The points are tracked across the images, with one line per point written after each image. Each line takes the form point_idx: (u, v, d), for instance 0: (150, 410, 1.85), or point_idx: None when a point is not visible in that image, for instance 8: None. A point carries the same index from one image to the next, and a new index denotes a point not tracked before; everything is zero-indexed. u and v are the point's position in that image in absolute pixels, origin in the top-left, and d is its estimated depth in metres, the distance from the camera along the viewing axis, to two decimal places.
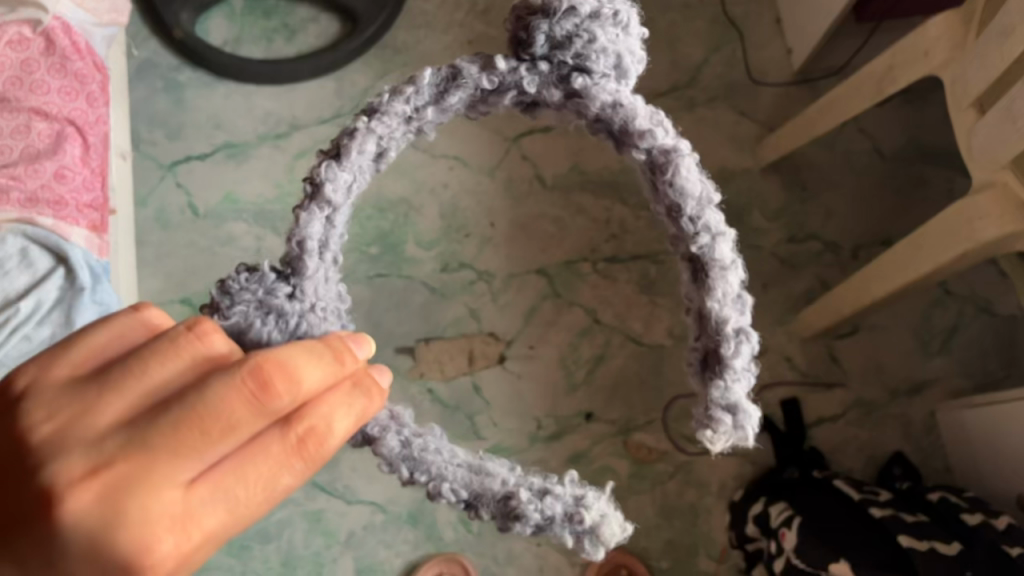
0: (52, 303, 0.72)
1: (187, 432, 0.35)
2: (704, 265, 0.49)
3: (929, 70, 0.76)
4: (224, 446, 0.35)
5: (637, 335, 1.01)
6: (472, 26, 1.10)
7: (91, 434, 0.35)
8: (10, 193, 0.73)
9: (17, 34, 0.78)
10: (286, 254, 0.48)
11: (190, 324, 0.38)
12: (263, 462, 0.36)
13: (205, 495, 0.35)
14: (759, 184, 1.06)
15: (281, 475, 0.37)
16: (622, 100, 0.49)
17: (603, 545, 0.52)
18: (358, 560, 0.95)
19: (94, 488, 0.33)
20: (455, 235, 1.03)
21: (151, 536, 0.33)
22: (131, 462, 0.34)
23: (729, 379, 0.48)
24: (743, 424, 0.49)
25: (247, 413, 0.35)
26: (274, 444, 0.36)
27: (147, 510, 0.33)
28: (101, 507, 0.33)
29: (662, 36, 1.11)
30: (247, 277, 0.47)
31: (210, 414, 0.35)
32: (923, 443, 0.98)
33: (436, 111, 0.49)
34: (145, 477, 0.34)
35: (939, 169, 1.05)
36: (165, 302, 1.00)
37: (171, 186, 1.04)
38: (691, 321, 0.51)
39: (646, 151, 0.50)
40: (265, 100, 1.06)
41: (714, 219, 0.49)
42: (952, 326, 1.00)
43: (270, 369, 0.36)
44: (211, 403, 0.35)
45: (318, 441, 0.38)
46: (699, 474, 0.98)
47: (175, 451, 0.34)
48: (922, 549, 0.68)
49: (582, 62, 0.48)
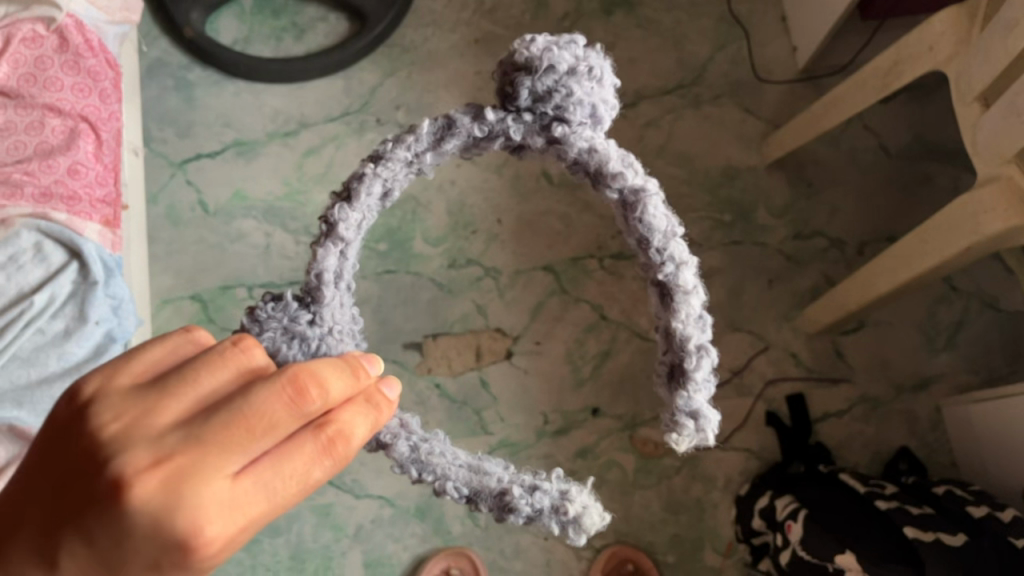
0: (65, 297, 0.74)
1: (234, 430, 0.35)
2: (669, 290, 0.53)
3: (933, 65, 0.76)
4: (271, 442, 0.36)
5: (643, 330, 1.02)
6: (479, 25, 1.11)
7: (146, 430, 0.36)
8: (25, 188, 0.74)
9: (31, 31, 0.79)
10: (305, 284, 0.53)
11: (233, 340, 0.40)
12: (298, 460, 0.37)
13: (248, 486, 0.35)
14: (765, 180, 1.07)
15: (314, 471, 0.37)
16: (596, 146, 0.53)
17: (587, 533, 0.53)
18: (366, 554, 0.96)
19: (156, 477, 0.34)
20: (463, 232, 1.04)
21: (200, 519, 0.34)
22: (189, 455, 0.35)
23: (692, 389, 0.52)
24: (705, 429, 0.52)
25: (286, 413, 0.37)
26: (310, 444, 0.37)
27: (199, 496, 0.34)
28: (157, 492, 0.34)
29: (668, 34, 1.11)
30: (273, 306, 0.53)
31: (256, 414, 0.36)
32: (928, 439, 0.98)
33: (434, 156, 0.54)
34: (196, 465, 0.34)
35: (944, 165, 1.05)
36: (176, 298, 1.01)
37: (181, 183, 1.05)
38: (660, 337, 0.55)
39: (618, 190, 0.53)
40: (275, 98, 1.07)
41: (679, 248, 0.53)
42: (958, 322, 1.01)
43: (304, 376, 0.38)
44: (257, 404, 0.36)
45: (345, 442, 0.39)
46: (705, 469, 0.98)
47: (224, 445, 0.35)
48: (927, 540, 0.69)
49: (561, 113, 0.52)
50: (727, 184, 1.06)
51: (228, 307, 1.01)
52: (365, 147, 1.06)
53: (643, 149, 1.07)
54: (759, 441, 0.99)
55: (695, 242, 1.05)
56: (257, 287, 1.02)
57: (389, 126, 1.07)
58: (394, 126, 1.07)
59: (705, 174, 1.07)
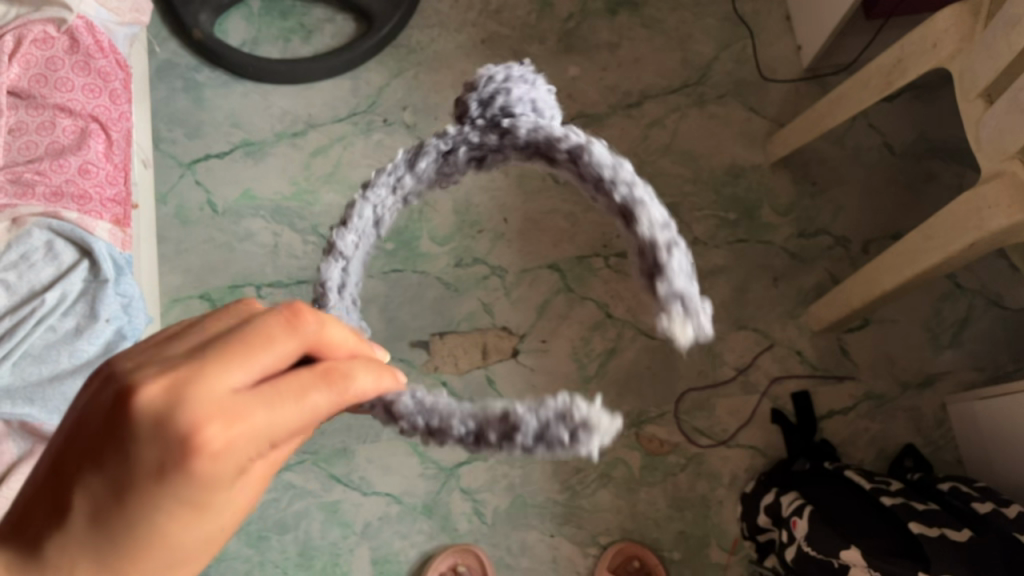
0: (76, 295, 0.75)
1: (235, 346, 0.36)
2: (630, 208, 0.49)
3: (937, 62, 0.77)
4: (270, 357, 0.37)
5: (648, 328, 1.02)
6: (485, 25, 1.12)
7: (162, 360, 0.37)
8: (36, 188, 0.75)
9: (43, 33, 0.80)
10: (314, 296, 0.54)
11: (242, 301, 0.41)
12: (296, 379, 0.37)
13: (249, 396, 0.35)
14: (770, 179, 1.07)
15: (315, 394, 0.37)
16: (541, 125, 0.51)
17: (604, 440, 0.44)
18: (373, 551, 0.97)
19: (158, 388, 0.35)
20: (469, 231, 1.05)
21: (198, 419, 0.34)
22: (191, 367, 0.35)
23: (668, 275, 0.47)
24: (693, 308, 0.47)
25: (287, 335, 0.37)
26: (300, 366, 0.37)
27: (197, 397, 0.34)
28: (161, 397, 0.34)
29: (673, 34, 1.12)
30: None
31: (257, 334, 0.37)
32: (934, 436, 0.98)
33: (414, 178, 0.54)
34: (197, 374, 0.35)
35: (949, 163, 1.05)
36: (185, 297, 1.02)
37: (190, 183, 1.06)
38: (635, 261, 0.50)
39: (567, 150, 0.51)
40: (282, 99, 1.08)
41: (629, 172, 0.50)
42: (963, 319, 1.01)
43: (306, 309, 0.39)
44: (254, 327, 0.37)
45: (347, 376, 0.38)
46: (710, 466, 0.99)
47: (228, 358, 0.36)
48: (933, 536, 0.70)
49: (507, 111, 0.51)
50: (732, 183, 1.07)
51: None
52: (371, 147, 1.07)
53: (648, 148, 1.08)
54: (764, 438, 1.00)
55: (700, 241, 1.05)
56: (265, 285, 1.02)
57: (396, 125, 1.08)
58: (400, 126, 1.08)
59: (710, 173, 1.07)
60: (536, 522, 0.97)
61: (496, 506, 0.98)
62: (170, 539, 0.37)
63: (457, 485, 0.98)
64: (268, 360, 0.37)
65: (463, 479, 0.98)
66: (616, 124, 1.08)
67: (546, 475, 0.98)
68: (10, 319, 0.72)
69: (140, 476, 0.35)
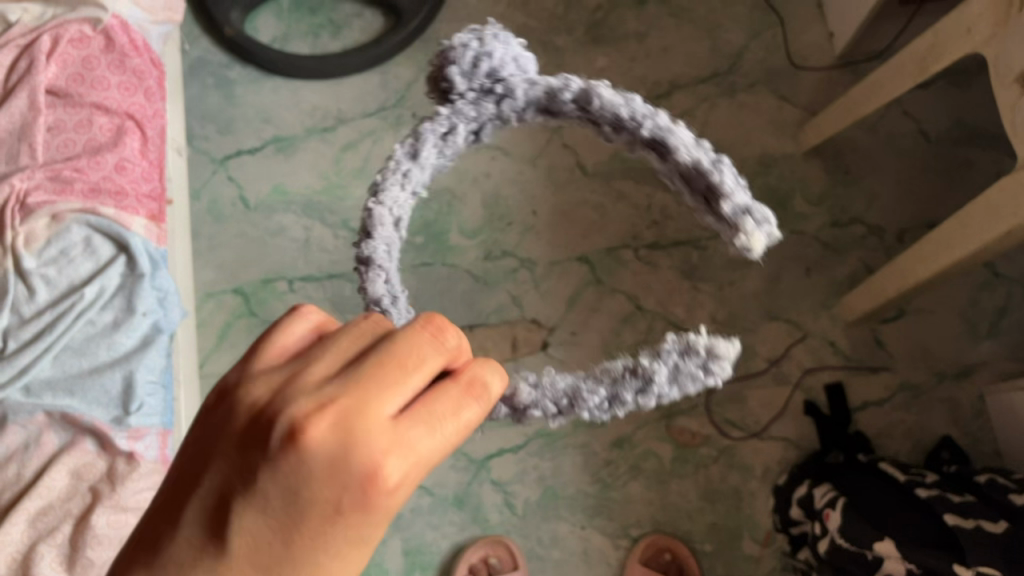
0: (114, 289, 0.76)
1: (387, 367, 0.36)
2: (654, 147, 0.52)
3: (972, 47, 0.75)
4: (453, 430, 0.37)
5: (679, 320, 1.02)
6: (513, 18, 1.12)
7: (307, 389, 0.36)
8: (74, 184, 0.76)
9: (79, 33, 0.82)
10: (580, 394, 0.58)
11: (364, 312, 0.40)
12: (444, 400, 0.37)
13: (403, 423, 0.35)
14: (802, 168, 1.06)
15: (457, 409, 0.38)
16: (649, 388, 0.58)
17: None
18: (405, 542, 0.98)
19: (325, 414, 0.34)
20: (498, 224, 1.05)
21: (353, 407, 0.35)
22: (352, 395, 0.35)
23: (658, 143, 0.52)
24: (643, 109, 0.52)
25: (412, 334, 0.38)
26: (455, 435, 0.37)
27: (358, 410, 0.34)
28: (349, 392, 0.35)
29: (702, 23, 1.11)
30: (547, 385, 0.59)
31: (406, 354, 0.37)
32: (971, 427, 0.96)
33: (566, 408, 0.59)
34: (363, 401, 0.35)
35: (987, 150, 1.03)
36: (219, 292, 1.04)
37: (223, 179, 1.07)
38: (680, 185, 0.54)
39: (647, 384, 0.58)
40: (313, 94, 1.09)
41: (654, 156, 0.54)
42: (1002, 307, 0.99)
43: (438, 318, 0.39)
44: (392, 349, 0.37)
45: (479, 389, 0.39)
46: (742, 458, 0.98)
47: (383, 389, 0.35)
48: (969, 528, 0.69)
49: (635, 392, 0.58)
50: (763, 173, 1.06)
51: (269, 300, 1.03)
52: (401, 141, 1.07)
53: None
54: (797, 430, 0.99)
55: None
56: (298, 280, 1.03)
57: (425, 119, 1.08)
58: None
59: (741, 163, 1.06)
60: (567, 514, 0.98)
61: (527, 498, 0.98)
62: (275, 546, 0.35)
63: (488, 478, 0.99)
64: (431, 444, 0.36)
65: (494, 471, 0.99)
66: None
67: (577, 467, 0.99)
68: (50, 313, 0.73)
69: (280, 481, 0.34)
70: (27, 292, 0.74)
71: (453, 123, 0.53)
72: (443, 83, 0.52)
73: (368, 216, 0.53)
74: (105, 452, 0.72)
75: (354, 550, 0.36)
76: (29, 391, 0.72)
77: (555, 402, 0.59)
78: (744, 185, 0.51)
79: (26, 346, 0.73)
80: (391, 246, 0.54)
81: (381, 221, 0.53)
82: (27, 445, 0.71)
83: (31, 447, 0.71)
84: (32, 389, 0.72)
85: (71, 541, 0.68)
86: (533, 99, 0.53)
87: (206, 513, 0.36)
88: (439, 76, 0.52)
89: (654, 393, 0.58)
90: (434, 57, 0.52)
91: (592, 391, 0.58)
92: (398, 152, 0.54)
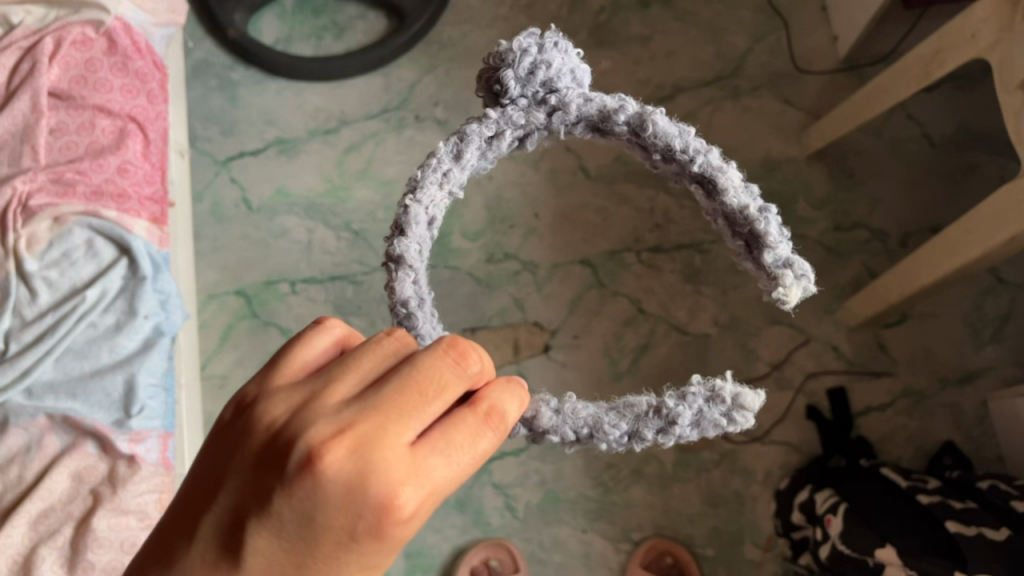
0: (116, 291, 0.76)
1: (406, 394, 0.36)
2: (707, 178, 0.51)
3: (976, 53, 0.75)
4: (470, 460, 0.37)
5: (681, 323, 1.02)
6: (516, 20, 1.12)
7: (326, 411, 0.36)
8: (76, 187, 0.76)
9: (81, 34, 0.81)
10: (600, 423, 0.47)
11: (386, 329, 0.40)
12: (464, 430, 0.37)
13: (421, 453, 0.35)
14: (806, 172, 1.05)
15: (476, 439, 0.37)
16: (682, 426, 0.47)
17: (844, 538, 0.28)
18: (406, 545, 0.98)
19: (341, 442, 0.34)
20: (500, 226, 1.05)
21: (370, 434, 0.34)
22: (369, 422, 0.35)
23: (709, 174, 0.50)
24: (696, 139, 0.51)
25: (435, 358, 0.38)
26: (472, 465, 0.37)
27: (376, 439, 0.34)
28: (367, 419, 0.35)
29: (706, 26, 1.11)
30: (562, 411, 0.48)
31: (427, 380, 0.37)
32: (974, 433, 0.96)
33: (582, 438, 0.48)
34: (381, 430, 0.35)
35: (992, 154, 1.03)
36: (221, 293, 1.04)
37: (225, 181, 1.07)
38: (721, 227, 0.52)
39: (681, 421, 0.46)
40: (316, 96, 1.09)
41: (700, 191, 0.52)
42: (1006, 313, 0.99)
43: (461, 341, 0.39)
44: (412, 375, 0.36)
45: (501, 417, 0.38)
46: (744, 462, 0.98)
47: (401, 418, 0.35)
48: (970, 535, 0.69)
49: (666, 428, 0.47)
50: (766, 176, 1.05)
51: (271, 302, 1.03)
52: (403, 143, 1.07)
53: None
54: (799, 435, 0.98)
55: None
56: (299, 281, 1.03)
57: (428, 121, 1.08)
58: (432, 123, 1.08)
59: (744, 166, 1.06)
60: (568, 518, 0.98)
61: (528, 501, 0.98)
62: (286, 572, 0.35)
63: (489, 481, 0.99)
64: (447, 474, 0.36)
65: (496, 474, 0.99)
66: None
67: (578, 471, 0.99)
68: (52, 315, 0.73)
69: (293, 507, 0.34)
70: (28, 294, 0.74)
71: (500, 126, 0.51)
72: (497, 85, 0.51)
73: (403, 212, 0.50)
74: (105, 454, 0.72)
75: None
76: (31, 393, 0.72)
77: (575, 430, 0.47)
78: (789, 237, 0.49)
79: (28, 348, 0.73)
80: (422, 246, 0.50)
81: (415, 218, 0.50)
82: (28, 447, 0.71)
83: (32, 449, 0.71)
84: (34, 392, 0.72)
85: (72, 544, 0.68)
86: (585, 114, 0.51)
87: (217, 533, 0.36)
88: (494, 77, 0.51)
89: (688, 431, 0.47)
90: (490, 57, 0.51)
91: (614, 422, 0.47)
92: (440, 149, 0.51)
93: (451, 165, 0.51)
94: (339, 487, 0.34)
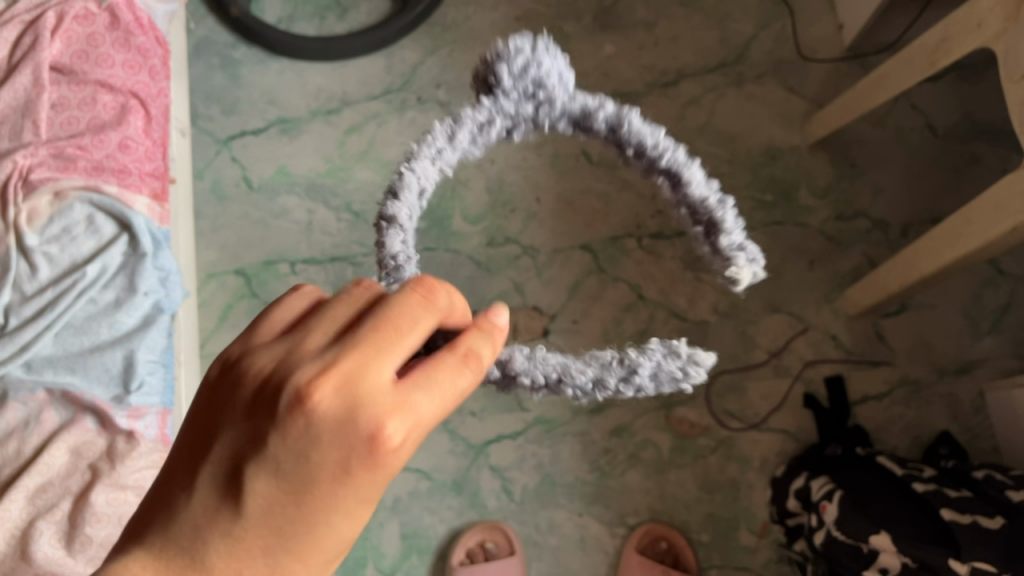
0: (116, 268, 0.75)
1: (383, 331, 0.36)
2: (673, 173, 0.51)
3: (982, 42, 0.74)
4: (452, 396, 0.37)
5: (681, 310, 1.02)
6: (521, 3, 1.11)
7: (308, 355, 0.36)
8: (77, 162, 0.76)
9: (83, 10, 0.81)
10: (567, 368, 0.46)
11: (365, 280, 0.40)
12: (444, 367, 0.37)
13: (405, 388, 0.35)
14: (808, 160, 1.05)
15: (456, 376, 0.37)
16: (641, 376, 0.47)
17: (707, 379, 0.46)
18: (403, 525, 0.98)
19: (327, 379, 0.34)
20: (502, 211, 1.05)
21: (352, 370, 0.35)
22: (352, 358, 0.35)
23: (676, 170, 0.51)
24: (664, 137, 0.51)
25: (412, 299, 0.38)
26: (454, 401, 0.37)
27: (358, 374, 0.35)
28: (347, 355, 0.35)
29: (712, 12, 1.10)
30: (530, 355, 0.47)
31: (403, 317, 0.37)
32: (971, 423, 0.97)
33: (549, 385, 0.47)
34: (361, 367, 0.35)
35: (995, 146, 1.03)
36: (221, 272, 1.04)
37: (226, 160, 1.07)
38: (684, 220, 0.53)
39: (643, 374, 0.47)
40: (318, 77, 1.09)
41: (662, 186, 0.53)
42: (1004, 305, 0.99)
43: (436, 283, 0.39)
44: (387, 314, 0.37)
45: (479, 356, 0.39)
46: (740, 449, 0.98)
47: (382, 353, 0.35)
48: (964, 523, 0.69)
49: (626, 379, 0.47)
50: (769, 165, 1.05)
51: (271, 282, 1.03)
52: (405, 125, 1.07)
53: (684, 128, 1.07)
54: (796, 422, 0.99)
55: None
56: (300, 262, 1.04)
57: (430, 103, 1.08)
58: (434, 105, 1.08)
59: (747, 154, 1.06)
60: (565, 502, 0.98)
61: (524, 484, 0.99)
62: (287, 516, 0.35)
63: (486, 463, 0.99)
64: (433, 408, 0.36)
65: (493, 457, 0.99)
66: (652, 103, 1.07)
67: (575, 455, 0.99)
68: (52, 291, 0.73)
69: (285, 444, 0.34)
70: (28, 269, 0.74)
71: (490, 114, 0.51)
72: (489, 77, 0.51)
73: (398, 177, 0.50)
74: (104, 430, 0.72)
75: (364, 516, 0.36)
76: (30, 367, 0.72)
77: (544, 376, 0.47)
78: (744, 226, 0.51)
79: (27, 322, 0.73)
80: (413, 215, 0.51)
81: (409, 186, 0.50)
82: (27, 422, 0.71)
83: (31, 424, 0.71)
84: (33, 366, 0.72)
85: (70, 518, 0.68)
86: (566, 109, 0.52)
87: (214, 481, 0.36)
88: (486, 72, 0.51)
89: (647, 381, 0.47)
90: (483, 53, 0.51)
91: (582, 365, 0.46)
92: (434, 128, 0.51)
93: (445, 144, 0.51)
94: (328, 419, 0.34)
